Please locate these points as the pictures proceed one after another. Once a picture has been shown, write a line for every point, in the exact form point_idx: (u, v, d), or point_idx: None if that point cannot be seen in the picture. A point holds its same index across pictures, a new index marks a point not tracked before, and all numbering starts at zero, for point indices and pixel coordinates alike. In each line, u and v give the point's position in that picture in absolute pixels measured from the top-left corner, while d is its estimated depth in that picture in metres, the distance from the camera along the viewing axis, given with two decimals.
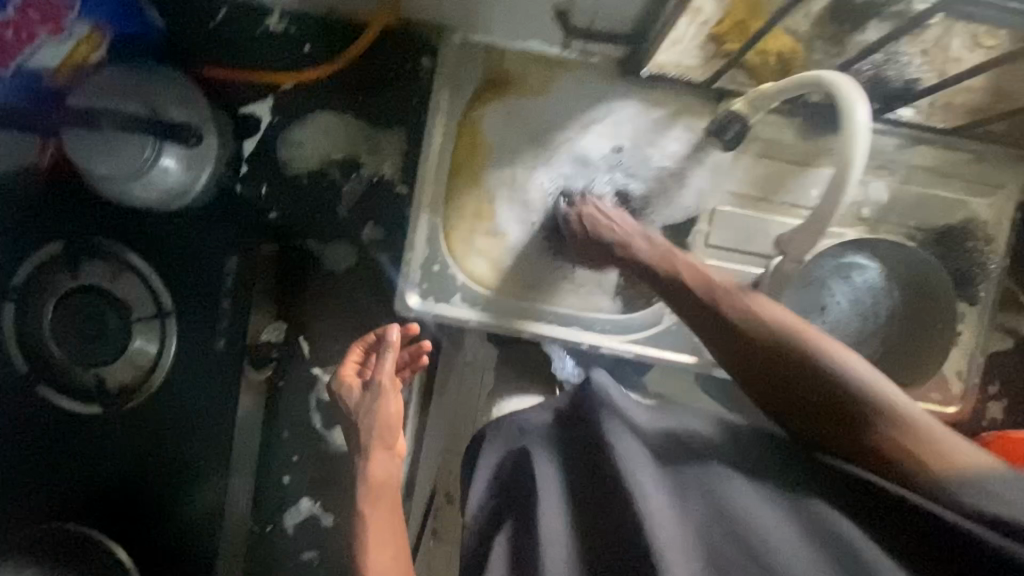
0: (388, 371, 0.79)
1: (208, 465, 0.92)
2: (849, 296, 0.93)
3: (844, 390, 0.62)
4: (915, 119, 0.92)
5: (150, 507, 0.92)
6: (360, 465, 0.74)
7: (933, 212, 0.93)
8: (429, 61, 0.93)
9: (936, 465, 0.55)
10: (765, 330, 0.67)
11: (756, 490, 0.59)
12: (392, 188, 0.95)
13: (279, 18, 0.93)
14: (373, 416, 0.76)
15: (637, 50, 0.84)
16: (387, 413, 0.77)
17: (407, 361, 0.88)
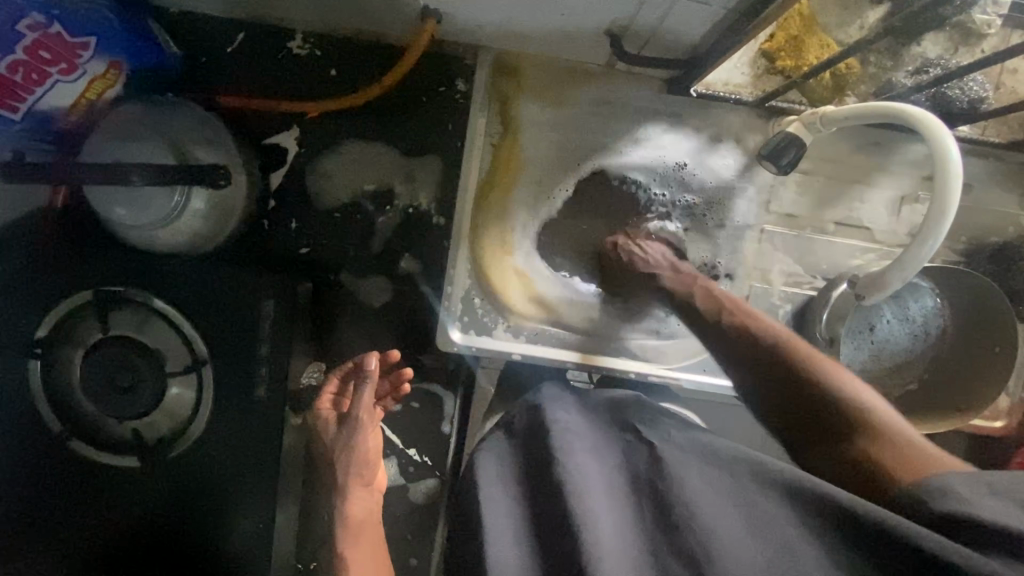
0: (367, 407, 0.79)
1: (234, 508, 0.85)
2: (896, 316, 0.91)
3: (873, 440, 0.59)
4: (970, 134, 0.89)
5: (178, 558, 0.85)
6: (339, 503, 0.78)
7: (986, 228, 0.91)
8: (464, 85, 0.90)
9: (936, 468, 0.52)
10: (799, 368, 0.69)
11: (710, 490, 0.56)
12: (428, 218, 0.91)
13: (302, 41, 0.87)
14: (349, 454, 0.78)
15: (688, 72, 0.80)
16: (365, 450, 0.79)
17: (387, 391, 0.86)
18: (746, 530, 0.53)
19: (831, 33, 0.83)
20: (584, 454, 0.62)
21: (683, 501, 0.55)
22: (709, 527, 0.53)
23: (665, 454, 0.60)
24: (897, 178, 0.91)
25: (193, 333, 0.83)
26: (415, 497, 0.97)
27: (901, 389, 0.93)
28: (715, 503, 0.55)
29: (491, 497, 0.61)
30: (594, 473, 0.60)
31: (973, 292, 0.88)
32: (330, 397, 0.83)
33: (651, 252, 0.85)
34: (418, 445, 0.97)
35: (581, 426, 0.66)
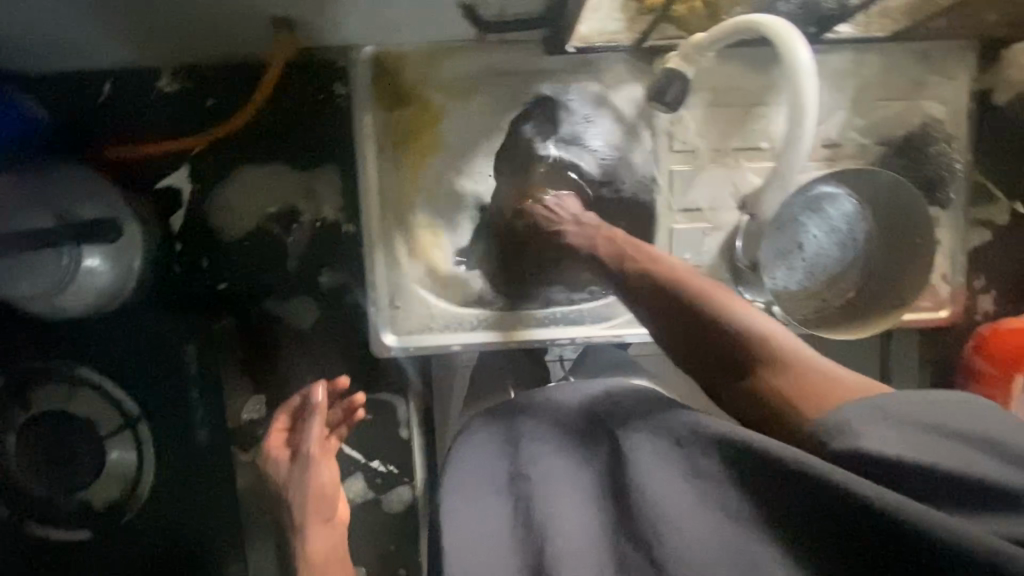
0: (316, 441, 0.79)
1: (204, 551, 0.85)
2: (827, 238, 0.92)
3: (778, 374, 0.59)
4: (858, 33, 0.87)
5: None
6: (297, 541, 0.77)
7: (892, 125, 0.90)
8: (342, 88, 0.87)
9: (837, 395, 0.52)
10: (707, 311, 0.68)
11: (682, 483, 0.53)
12: (338, 229, 0.89)
13: (171, 77, 0.85)
14: (305, 489, 0.77)
15: (557, 29, 0.78)
16: (320, 484, 0.78)
17: (340, 420, 0.86)
18: (708, 515, 0.50)
19: None
20: (551, 455, 0.60)
21: (655, 502, 0.52)
22: (677, 526, 0.50)
23: (631, 447, 0.57)
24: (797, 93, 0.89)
25: (118, 392, 0.81)
26: (391, 507, 0.97)
27: (840, 300, 0.93)
28: (676, 490, 0.52)
29: (458, 504, 0.57)
30: (560, 482, 0.57)
31: (893, 192, 0.86)
32: (281, 433, 0.83)
33: (561, 208, 0.84)
34: (381, 456, 0.95)
35: (550, 425, 0.63)
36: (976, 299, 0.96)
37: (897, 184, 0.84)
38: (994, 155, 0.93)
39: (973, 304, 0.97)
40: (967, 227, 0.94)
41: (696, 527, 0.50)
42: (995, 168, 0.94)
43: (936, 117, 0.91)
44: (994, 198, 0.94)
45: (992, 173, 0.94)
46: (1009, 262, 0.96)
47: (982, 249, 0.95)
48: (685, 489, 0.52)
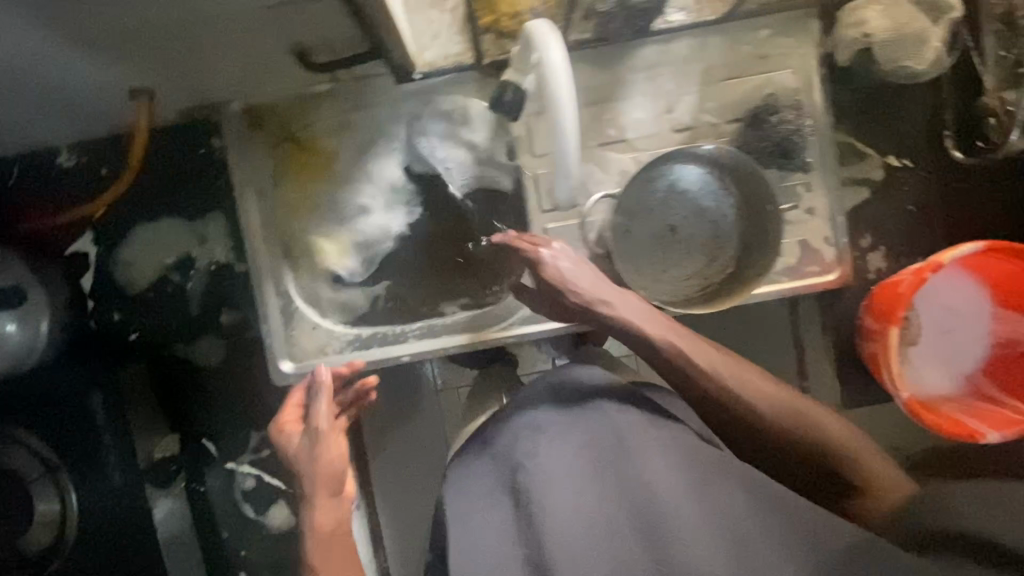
0: (324, 416, 0.78)
1: None
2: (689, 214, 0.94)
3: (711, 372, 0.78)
4: (689, 20, 0.91)
5: None
6: (307, 514, 0.77)
7: (741, 100, 0.93)
8: (218, 141, 0.94)
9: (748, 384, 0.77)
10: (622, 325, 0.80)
11: (674, 471, 0.63)
12: (231, 269, 0.96)
13: (67, 152, 0.94)
14: (314, 466, 0.76)
15: (390, 60, 0.84)
16: (331, 460, 0.76)
17: (352, 400, 0.90)
18: (682, 508, 0.59)
19: None
20: (557, 459, 0.64)
21: (654, 487, 0.60)
22: (664, 507, 0.59)
23: (627, 446, 0.64)
24: (643, 84, 0.93)
25: (36, 442, 0.86)
26: None
27: (720, 276, 0.94)
28: (664, 477, 0.62)
29: (467, 517, 0.64)
30: (564, 471, 0.63)
31: (734, 163, 0.90)
32: (296, 408, 0.82)
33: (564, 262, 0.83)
34: (301, 481, 1.00)
35: (572, 427, 0.67)
36: (864, 258, 0.96)
37: (735, 157, 0.89)
38: (856, 115, 0.94)
39: (863, 263, 0.96)
40: (839, 188, 0.94)
41: (667, 526, 0.58)
42: (857, 127, 0.95)
43: (787, 86, 0.92)
44: (862, 155, 0.95)
45: (857, 132, 0.95)
46: (893, 217, 0.95)
47: (860, 208, 0.95)
48: (672, 477, 0.62)
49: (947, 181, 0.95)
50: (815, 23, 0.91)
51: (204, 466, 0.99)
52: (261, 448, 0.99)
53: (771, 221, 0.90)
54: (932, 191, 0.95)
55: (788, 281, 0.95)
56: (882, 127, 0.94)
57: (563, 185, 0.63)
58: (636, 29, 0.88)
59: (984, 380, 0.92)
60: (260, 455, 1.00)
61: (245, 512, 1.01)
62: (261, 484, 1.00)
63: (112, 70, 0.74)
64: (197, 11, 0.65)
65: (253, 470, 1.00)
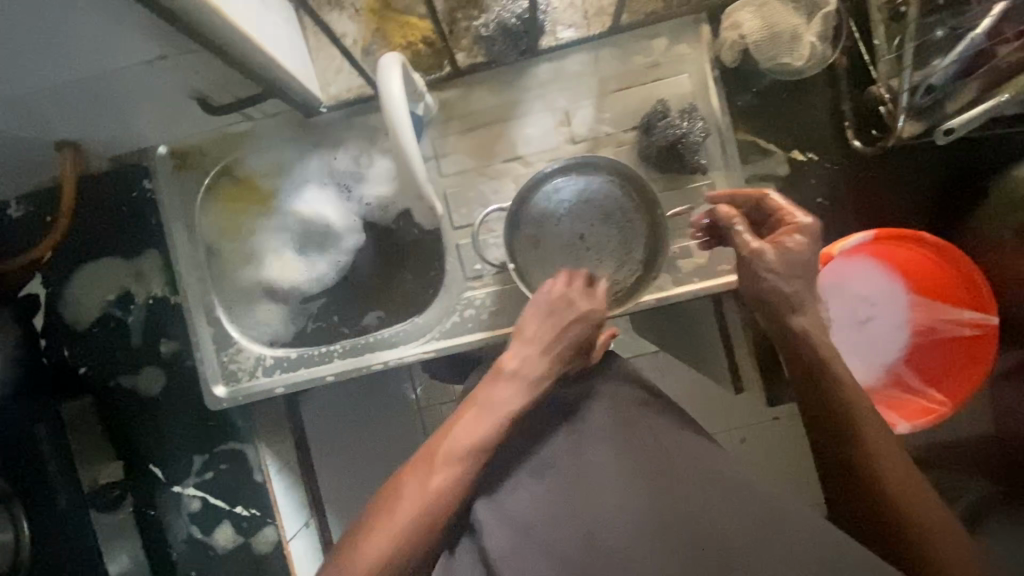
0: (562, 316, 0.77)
1: None
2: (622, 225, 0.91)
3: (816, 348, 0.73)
4: (579, 36, 0.95)
5: None
6: (495, 383, 0.75)
7: (637, 107, 0.95)
8: (148, 183, 1.01)
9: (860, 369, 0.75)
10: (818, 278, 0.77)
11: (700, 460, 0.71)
12: (167, 301, 1.02)
13: (17, 204, 1.02)
14: (551, 317, 0.78)
15: (289, 95, 0.89)
16: (543, 326, 0.77)
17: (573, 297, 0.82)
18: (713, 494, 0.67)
19: (407, 9, 0.93)
20: (568, 457, 0.74)
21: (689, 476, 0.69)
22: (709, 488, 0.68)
23: (631, 430, 0.75)
24: (541, 100, 0.97)
25: None
26: (261, 549, 1.04)
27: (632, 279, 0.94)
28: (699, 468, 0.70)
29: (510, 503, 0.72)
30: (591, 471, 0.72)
31: (625, 171, 0.93)
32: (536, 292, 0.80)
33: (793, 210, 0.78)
34: (243, 502, 1.04)
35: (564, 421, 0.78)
36: None
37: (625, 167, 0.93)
38: (756, 113, 0.95)
39: None
40: (745, 185, 0.95)
41: (691, 503, 0.67)
42: (757, 125, 0.96)
43: (682, 90, 0.94)
44: (766, 152, 0.95)
45: (758, 130, 0.95)
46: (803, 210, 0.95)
47: None
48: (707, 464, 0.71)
49: (853, 171, 0.95)
50: (705, 27, 0.93)
51: (153, 490, 1.04)
52: (204, 471, 1.04)
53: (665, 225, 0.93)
54: (839, 183, 0.95)
55: (701, 281, 0.95)
56: (782, 122, 0.95)
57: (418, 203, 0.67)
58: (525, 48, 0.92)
59: (909, 372, 0.91)
60: (204, 478, 1.04)
61: (193, 534, 1.05)
62: (206, 506, 1.04)
63: (27, 124, 0.81)
64: (83, 68, 0.72)
65: (199, 493, 1.04)
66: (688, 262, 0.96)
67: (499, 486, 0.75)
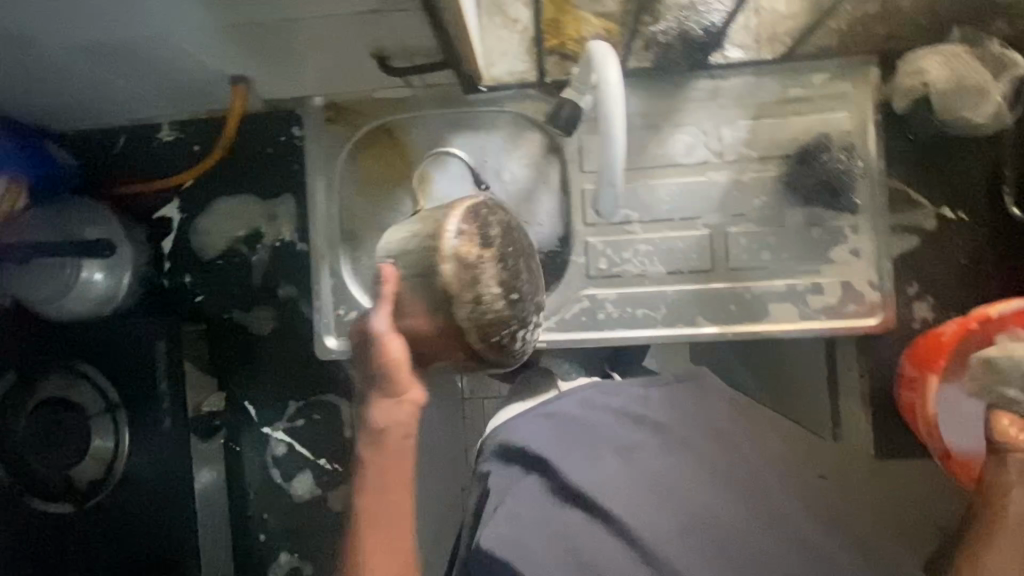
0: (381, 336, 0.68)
1: (175, 550, 0.96)
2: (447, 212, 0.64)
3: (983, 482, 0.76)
4: (747, 57, 0.95)
5: None
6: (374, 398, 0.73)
7: (790, 138, 0.95)
8: (297, 130, 1.04)
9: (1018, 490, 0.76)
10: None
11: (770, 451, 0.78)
12: (293, 247, 1.05)
13: (168, 129, 1.06)
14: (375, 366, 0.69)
15: (460, 71, 0.90)
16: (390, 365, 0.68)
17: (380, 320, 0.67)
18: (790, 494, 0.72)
19: (585, 5, 0.95)
20: (643, 444, 0.76)
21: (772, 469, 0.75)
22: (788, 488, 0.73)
23: (708, 422, 0.79)
24: (694, 115, 0.98)
25: (106, 382, 0.97)
26: (336, 504, 1.05)
27: (758, 306, 0.96)
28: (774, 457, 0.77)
29: (586, 480, 0.72)
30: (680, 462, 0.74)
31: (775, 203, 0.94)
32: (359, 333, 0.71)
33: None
34: (328, 454, 1.05)
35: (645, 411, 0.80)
36: (911, 307, 0.95)
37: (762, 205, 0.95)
38: (911, 163, 0.94)
39: (909, 313, 0.96)
40: (889, 233, 0.94)
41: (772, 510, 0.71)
42: (912, 174, 0.95)
43: (840, 129, 0.94)
44: (917, 203, 0.95)
45: (909, 181, 0.94)
46: (946, 266, 0.94)
47: (910, 254, 0.95)
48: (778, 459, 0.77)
49: (1000, 237, 0.93)
50: (875, 70, 0.93)
51: (244, 426, 1.07)
52: (296, 417, 1.06)
53: (795, 257, 0.96)
54: (985, 246, 0.94)
55: (825, 320, 0.95)
56: (939, 177, 0.94)
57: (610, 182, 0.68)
58: (693, 61, 0.94)
59: None
60: (293, 424, 1.06)
61: (272, 476, 1.06)
62: (290, 452, 1.06)
63: (219, 57, 0.84)
64: (302, 17, 0.74)
65: (286, 438, 1.06)
66: (816, 299, 0.95)
67: (578, 459, 0.74)
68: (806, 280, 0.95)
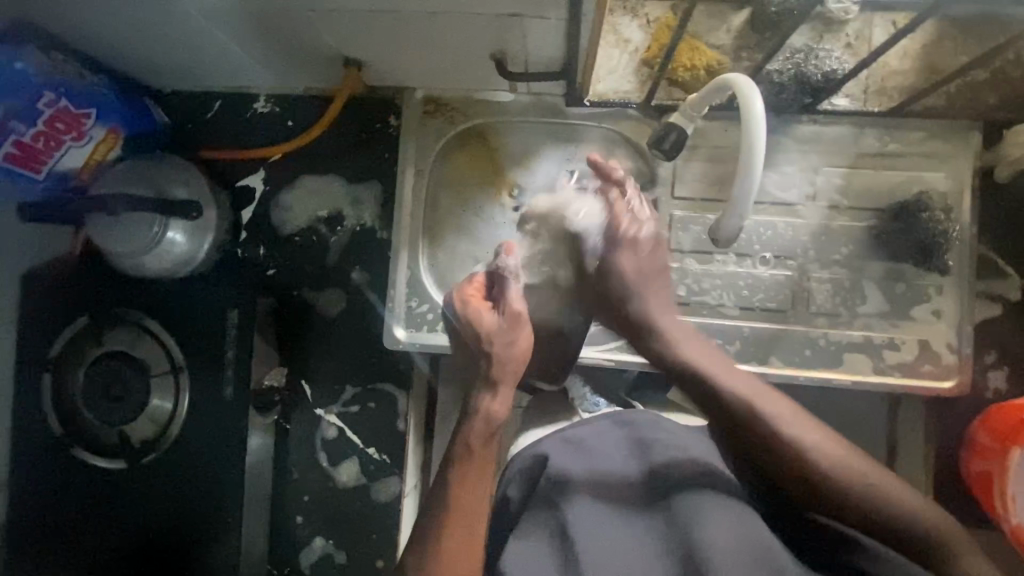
0: (515, 298, 0.84)
1: (219, 522, 0.96)
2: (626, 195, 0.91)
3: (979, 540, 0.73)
4: (852, 106, 0.96)
5: (174, 557, 0.96)
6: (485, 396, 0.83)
7: (887, 192, 0.95)
8: (394, 120, 1.05)
9: None
10: None
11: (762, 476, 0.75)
12: (373, 233, 1.05)
13: (265, 101, 1.07)
14: (505, 348, 0.83)
15: (573, 83, 0.90)
16: (522, 341, 0.84)
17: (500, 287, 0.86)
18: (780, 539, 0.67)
19: (700, 36, 0.96)
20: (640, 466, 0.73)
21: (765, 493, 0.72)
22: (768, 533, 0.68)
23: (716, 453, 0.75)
24: (793, 154, 0.97)
25: (171, 343, 0.96)
26: (380, 495, 1.04)
27: (834, 353, 0.95)
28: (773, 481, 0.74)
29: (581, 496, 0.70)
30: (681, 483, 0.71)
31: (858, 255, 0.95)
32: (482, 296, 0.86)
33: None
34: (378, 445, 1.05)
35: (652, 438, 0.75)
36: (985, 374, 0.96)
37: (840, 253, 0.96)
38: (1000, 232, 0.96)
39: (982, 380, 0.96)
40: (973, 298, 0.94)
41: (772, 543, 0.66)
42: (999, 242, 0.96)
43: (938, 189, 0.94)
44: (1001, 272, 0.96)
45: (996, 250, 0.96)
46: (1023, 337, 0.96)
47: (988, 321, 0.96)
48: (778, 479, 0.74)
49: None
50: (978, 136, 0.94)
51: (297, 405, 1.06)
52: (351, 402, 1.05)
53: (878, 310, 0.95)
54: None
55: (901, 377, 0.94)
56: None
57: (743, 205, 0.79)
58: (801, 103, 0.94)
59: None
60: (347, 410, 1.05)
61: (318, 459, 1.05)
62: (340, 437, 1.05)
63: (345, 38, 0.85)
64: (445, 11, 0.75)
65: (338, 422, 1.05)
66: (893, 355, 0.95)
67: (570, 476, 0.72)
68: (886, 334, 0.95)
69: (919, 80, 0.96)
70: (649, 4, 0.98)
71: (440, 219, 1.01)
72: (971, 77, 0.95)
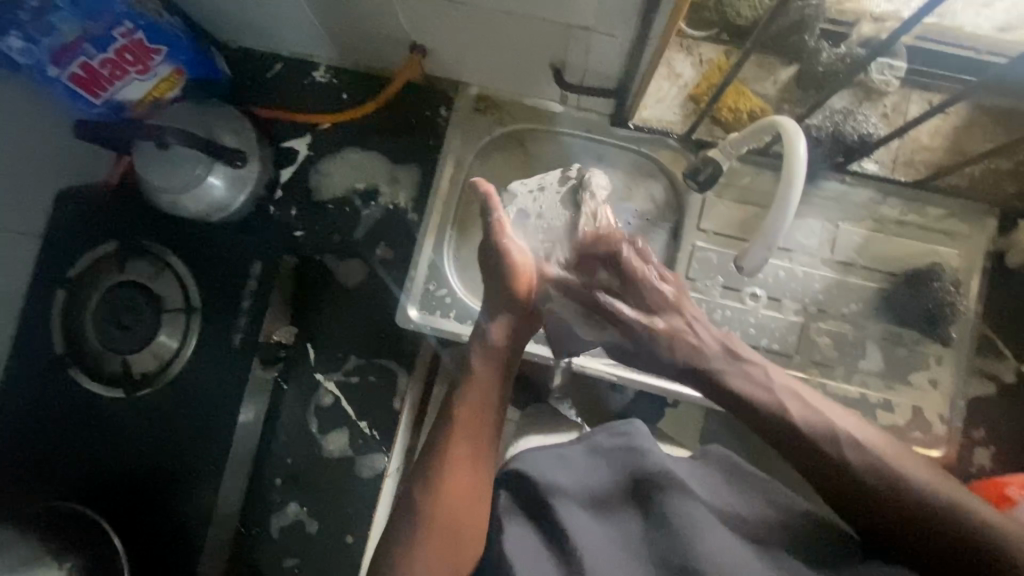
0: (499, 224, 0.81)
1: (206, 470, 0.96)
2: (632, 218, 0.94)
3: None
4: (879, 173, 1.01)
5: (153, 495, 0.96)
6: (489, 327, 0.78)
7: (902, 259, 0.99)
8: (445, 111, 1.09)
9: None
10: None
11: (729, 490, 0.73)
12: (404, 214, 1.08)
13: (324, 71, 1.11)
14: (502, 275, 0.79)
15: (624, 103, 0.94)
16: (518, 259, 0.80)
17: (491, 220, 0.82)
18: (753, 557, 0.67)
19: (747, 85, 1.01)
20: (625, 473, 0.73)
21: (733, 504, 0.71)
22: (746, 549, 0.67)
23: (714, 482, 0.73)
24: (819, 208, 1.01)
25: (191, 284, 0.98)
26: (363, 471, 1.04)
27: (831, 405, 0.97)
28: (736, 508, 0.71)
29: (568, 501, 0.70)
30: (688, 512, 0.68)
31: (866, 313, 0.99)
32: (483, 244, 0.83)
33: None
34: (371, 420, 1.05)
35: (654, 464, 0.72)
36: (971, 450, 0.98)
37: (848, 309, 0.99)
38: (1003, 317, 1.00)
39: (967, 456, 0.99)
40: (970, 373, 0.97)
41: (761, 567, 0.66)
42: (1001, 325, 1.01)
43: (950, 264, 0.98)
44: (999, 353, 1.00)
45: (997, 332, 1.00)
46: (1011, 419, 0.99)
47: (981, 399, 0.99)
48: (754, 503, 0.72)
49: None
50: (995, 222, 0.99)
51: (301, 367, 1.06)
52: (351, 373, 1.06)
53: (878, 369, 0.98)
54: None
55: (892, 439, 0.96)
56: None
57: (764, 241, 0.82)
58: (832, 161, 0.99)
59: None
60: (346, 380, 1.06)
61: (309, 424, 1.06)
62: (335, 406, 1.05)
63: (417, 25, 0.90)
64: (520, 12, 0.79)
65: (335, 391, 1.06)
66: (886, 416, 0.97)
67: (561, 482, 0.71)
68: (882, 395, 0.97)
69: (944, 161, 1.01)
70: (704, 46, 1.04)
71: (471, 218, 1.03)
72: (995, 166, 1.01)
